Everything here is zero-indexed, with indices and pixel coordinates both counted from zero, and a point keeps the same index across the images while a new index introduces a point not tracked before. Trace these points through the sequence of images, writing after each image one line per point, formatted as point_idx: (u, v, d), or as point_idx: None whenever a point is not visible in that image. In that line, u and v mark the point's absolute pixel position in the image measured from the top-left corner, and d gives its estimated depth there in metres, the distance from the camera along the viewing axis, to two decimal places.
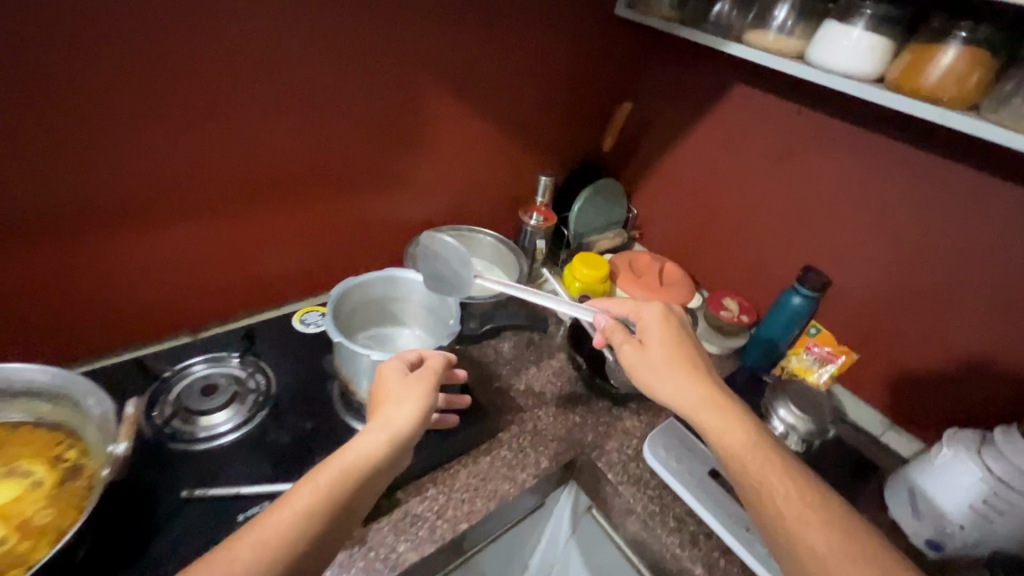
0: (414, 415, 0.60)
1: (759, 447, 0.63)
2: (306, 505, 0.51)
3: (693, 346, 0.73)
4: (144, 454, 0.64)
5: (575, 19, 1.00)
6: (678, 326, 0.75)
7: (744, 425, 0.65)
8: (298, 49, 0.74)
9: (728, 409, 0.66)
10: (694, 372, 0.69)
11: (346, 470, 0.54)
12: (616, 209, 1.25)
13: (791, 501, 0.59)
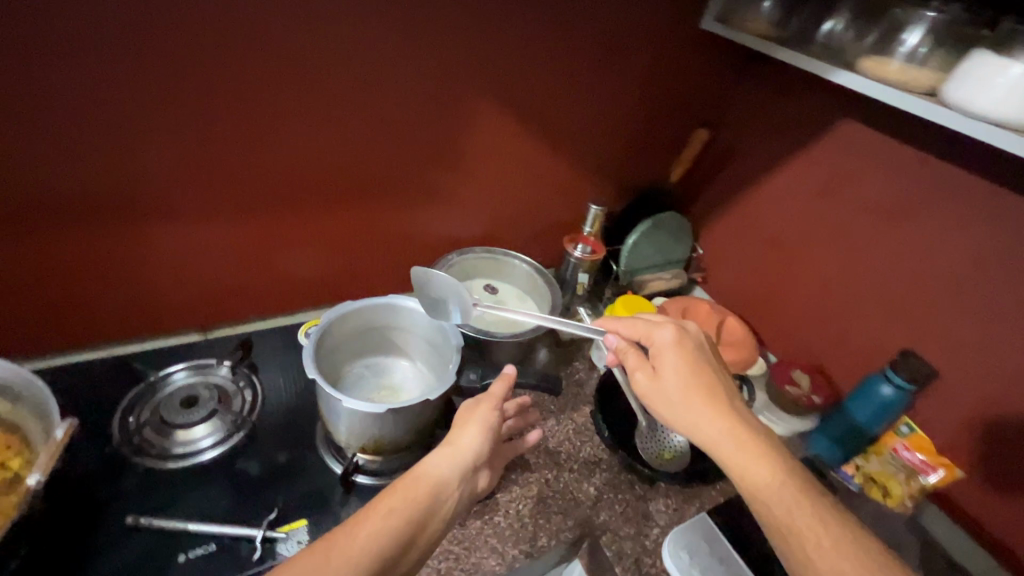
0: (484, 433, 0.61)
1: (793, 488, 0.51)
2: (392, 512, 0.51)
3: (715, 366, 0.60)
4: (107, 463, 0.60)
5: (653, 31, 0.86)
6: (697, 344, 0.62)
7: (778, 464, 0.53)
8: (329, 48, 0.67)
9: (758, 446, 0.53)
10: (715, 403, 0.56)
11: (425, 481, 0.55)
12: (677, 247, 1.10)
13: (831, 556, 0.47)
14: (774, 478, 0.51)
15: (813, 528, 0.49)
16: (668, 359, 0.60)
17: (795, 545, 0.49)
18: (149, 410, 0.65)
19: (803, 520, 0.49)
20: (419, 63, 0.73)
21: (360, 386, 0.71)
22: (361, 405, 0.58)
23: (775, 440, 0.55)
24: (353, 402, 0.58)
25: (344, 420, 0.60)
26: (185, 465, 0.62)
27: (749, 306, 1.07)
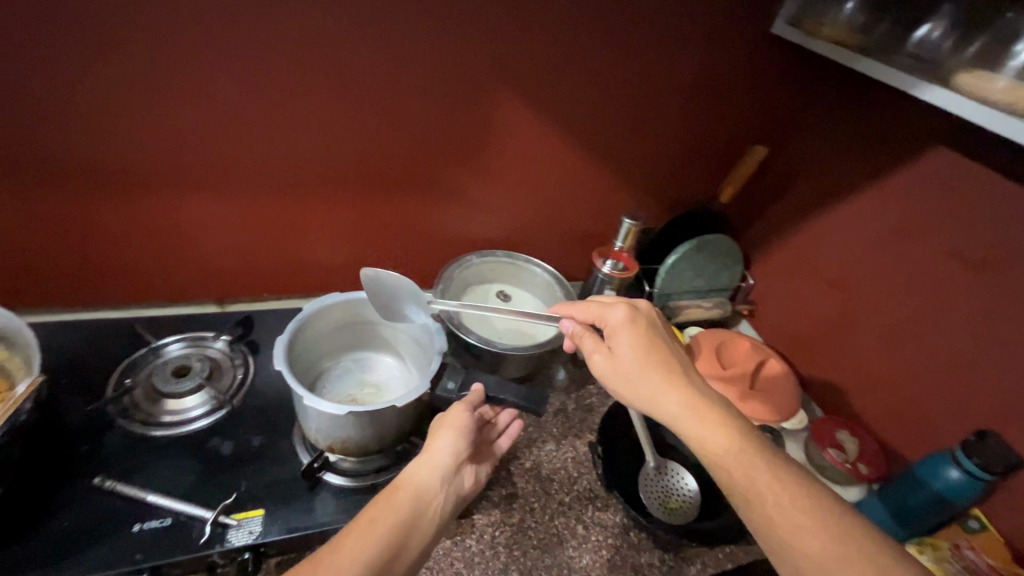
0: (465, 437, 0.58)
1: (749, 447, 0.47)
2: (374, 525, 0.48)
3: (667, 339, 0.56)
4: (93, 422, 0.62)
5: (715, 34, 0.77)
6: (651, 320, 0.58)
7: (733, 428, 0.48)
8: (351, 37, 0.64)
9: (711, 413, 0.49)
10: (667, 374, 0.52)
11: (404, 489, 0.52)
12: (722, 273, 1.00)
13: (794, 513, 0.43)
14: (729, 440, 0.47)
15: (771, 484, 0.44)
16: (623, 335, 0.55)
17: (757, 506, 0.44)
18: (144, 374, 0.67)
19: (761, 480, 0.45)
20: (446, 55, 0.68)
21: (339, 381, 0.72)
22: (325, 406, 0.55)
23: (730, 405, 0.51)
24: (315, 399, 0.56)
25: (309, 418, 0.58)
26: (165, 434, 0.62)
27: (798, 349, 0.94)
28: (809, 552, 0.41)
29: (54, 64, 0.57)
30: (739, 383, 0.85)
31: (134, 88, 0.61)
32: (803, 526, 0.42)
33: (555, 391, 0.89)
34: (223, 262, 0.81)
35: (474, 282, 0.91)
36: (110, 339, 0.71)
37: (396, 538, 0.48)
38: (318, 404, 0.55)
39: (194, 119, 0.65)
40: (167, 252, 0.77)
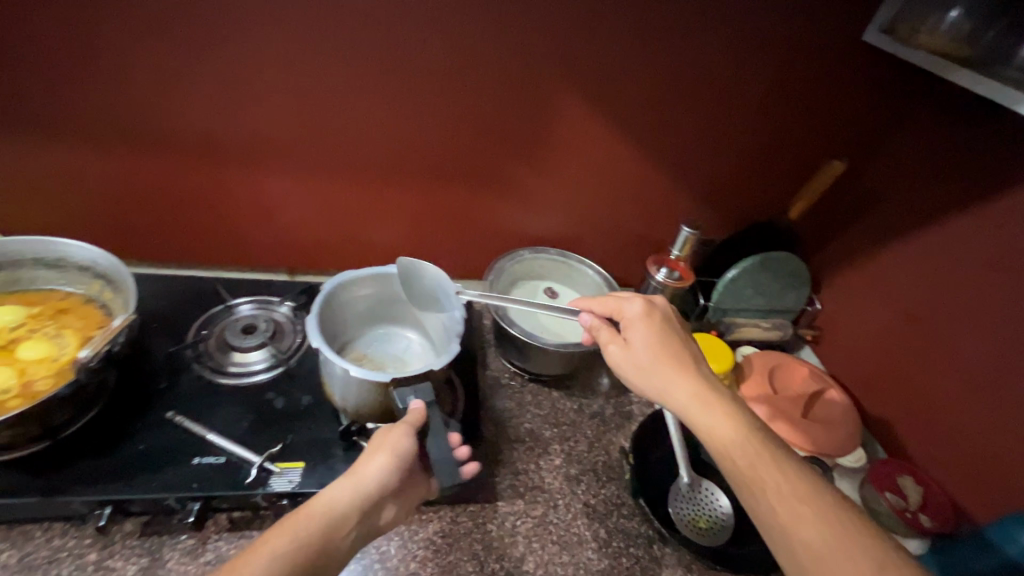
0: (396, 466, 0.51)
1: (754, 438, 0.48)
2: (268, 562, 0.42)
3: (681, 334, 0.58)
4: (173, 362, 0.70)
5: (800, 42, 0.73)
6: (665, 316, 0.60)
7: (739, 419, 0.49)
8: (430, 33, 0.68)
9: (718, 404, 0.50)
10: (677, 367, 0.54)
11: (316, 519, 0.46)
12: (786, 293, 0.95)
13: (796, 503, 0.44)
14: (735, 430, 0.48)
15: (774, 473, 0.45)
16: (637, 329, 0.58)
17: (760, 495, 0.45)
18: (218, 326, 0.75)
19: (763, 470, 0.46)
20: (512, 51, 0.70)
21: (374, 352, 0.76)
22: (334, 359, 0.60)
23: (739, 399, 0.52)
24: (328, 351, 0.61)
25: (342, 384, 0.63)
26: (229, 381, 0.69)
27: (866, 383, 0.87)
28: (808, 540, 0.42)
29: (179, 47, 0.66)
30: (791, 409, 0.80)
31: (232, 69, 0.68)
32: (804, 515, 0.43)
33: (594, 394, 0.88)
34: (297, 235, 0.88)
35: (525, 277, 0.92)
36: (195, 291, 0.79)
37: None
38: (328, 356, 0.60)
39: (286, 103, 0.72)
40: (251, 220, 0.85)
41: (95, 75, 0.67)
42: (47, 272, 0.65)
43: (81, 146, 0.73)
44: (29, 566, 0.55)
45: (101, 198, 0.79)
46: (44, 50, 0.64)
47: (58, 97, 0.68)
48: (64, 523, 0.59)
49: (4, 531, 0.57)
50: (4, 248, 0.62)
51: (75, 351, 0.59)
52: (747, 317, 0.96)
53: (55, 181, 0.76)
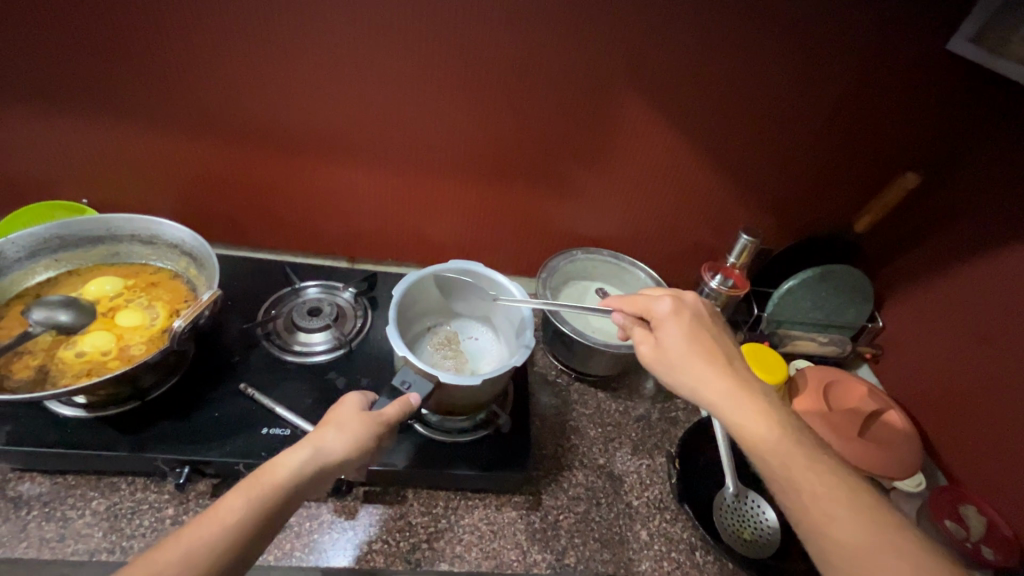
0: (356, 444, 0.52)
1: (782, 435, 0.47)
2: (221, 529, 0.43)
3: (712, 330, 0.56)
4: (245, 338, 0.74)
5: (879, 51, 0.71)
6: (697, 312, 0.57)
7: (771, 416, 0.48)
8: (501, 35, 0.69)
9: (750, 404, 0.49)
10: (709, 368, 0.52)
11: (269, 489, 0.47)
12: (846, 309, 0.92)
13: (822, 500, 0.44)
14: (766, 427, 0.48)
15: (804, 468, 0.46)
16: (669, 329, 0.55)
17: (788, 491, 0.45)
18: (286, 307, 0.79)
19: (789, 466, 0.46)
20: (579, 51, 0.71)
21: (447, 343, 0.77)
22: (395, 341, 0.62)
23: (769, 391, 0.51)
24: (393, 331, 0.63)
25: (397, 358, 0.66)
26: (295, 359, 0.73)
27: (930, 406, 0.84)
28: (836, 534, 0.43)
29: (268, 45, 0.70)
30: (847, 426, 0.77)
31: (313, 62, 0.72)
32: (830, 507, 0.44)
33: (641, 397, 0.88)
34: (360, 224, 0.92)
35: (577, 276, 0.93)
36: (266, 272, 0.84)
37: (253, 539, 0.45)
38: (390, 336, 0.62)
39: (361, 100, 0.76)
40: (319, 208, 0.89)
41: (191, 66, 0.72)
42: (141, 247, 0.70)
43: (173, 131, 0.79)
44: (115, 515, 0.61)
45: (186, 181, 0.85)
46: (150, 45, 0.70)
47: (156, 86, 0.74)
48: (145, 479, 0.64)
49: (95, 480, 0.63)
50: (106, 223, 0.68)
51: (165, 322, 0.65)
52: (803, 330, 0.94)
53: (148, 163, 0.83)
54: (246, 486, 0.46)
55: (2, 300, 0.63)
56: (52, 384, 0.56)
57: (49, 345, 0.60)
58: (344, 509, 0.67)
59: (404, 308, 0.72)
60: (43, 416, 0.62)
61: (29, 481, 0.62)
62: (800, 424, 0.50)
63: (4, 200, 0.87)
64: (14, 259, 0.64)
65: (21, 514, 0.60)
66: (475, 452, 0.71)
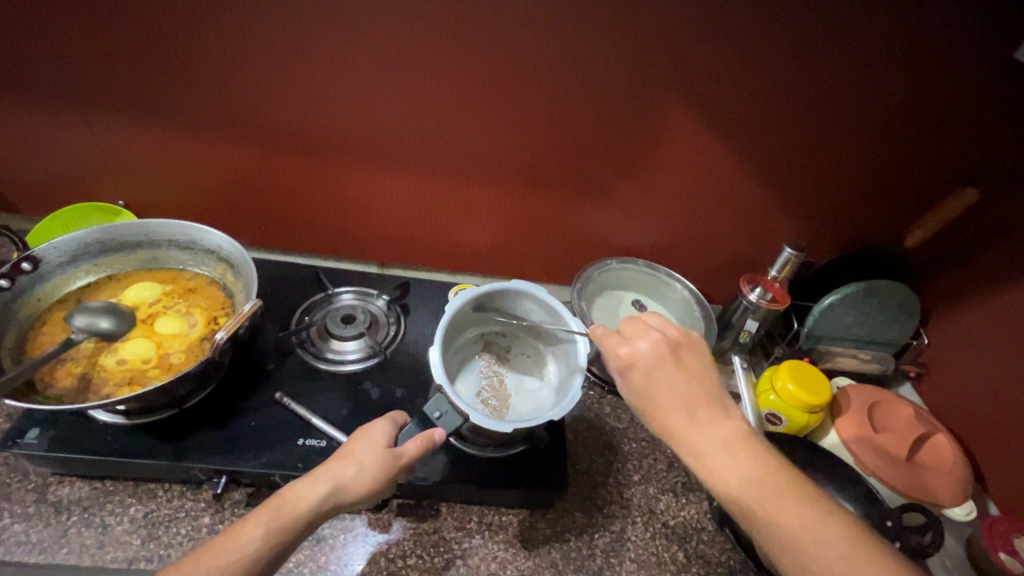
0: (373, 483, 0.52)
1: (759, 492, 0.44)
2: (238, 557, 0.46)
3: (673, 375, 0.49)
4: (280, 345, 0.74)
5: (942, 60, 0.67)
6: (652, 359, 0.50)
7: (742, 474, 0.45)
8: (544, 40, 0.67)
9: (715, 465, 0.45)
10: (667, 427, 0.47)
11: (285, 519, 0.49)
12: (891, 325, 0.88)
13: (808, 558, 0.42)
14: (733, 486, 0.45)
15: (789, 522, 0.43)
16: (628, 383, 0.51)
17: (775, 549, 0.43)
18: (320, 314, 0.78)
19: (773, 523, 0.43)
20: (624, 58, 0.69)
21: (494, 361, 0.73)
22: (437, 367, 0.60)
23: (737, 437, 0.47)
24: (438, 355, 0.61)
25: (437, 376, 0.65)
26: (328, 367, 0.73)
27: (978, 430, 0.80)
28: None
29: (306, 48, 0.69)
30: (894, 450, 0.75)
31: (352, 66, 0.70)
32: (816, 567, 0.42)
33: None
34: (392, 227, 0.91)
35: (610, 286, 0.91)
36: (300, 276, 0.83)
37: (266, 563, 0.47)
38: (431, 359, 0.60)
39: (398, 105, 0.74)
40: (352, 212, 0.89)
41: (229, 70, 0.71)
42: (179, 253, 0.70)
43: (210, 135, 0.79)
44: (153, 522, 0.61)
45: (221, 184, 0.85)
46: (190, 48, 0.69)
47: (195, 89, 0.74)
48: (181, 485, 0.64)
49: (133, 487, 0.63)
50: (145, 229, 0.67)
51: (204, 330, 0.65)
52: (844, 347, 0.90)
53: (184, 166, 0.83)
54: (264, 514, 0.48)
55: (44, 304, 0.64)
56: (95, 394, 0.57)
57: (91, 352, 0.61)
58: (378, 522, 0.66)
59: (460, 318, 0.70)
60: (82, 421, 0.62)
61: (68, 486, 0.62)
62: (767, 460, 0.46)
63: (44, 200, 0.88)
64: (56, 264, 0.63)
65: (62, 519, 0.60)
66: (509, 467, 0.69)
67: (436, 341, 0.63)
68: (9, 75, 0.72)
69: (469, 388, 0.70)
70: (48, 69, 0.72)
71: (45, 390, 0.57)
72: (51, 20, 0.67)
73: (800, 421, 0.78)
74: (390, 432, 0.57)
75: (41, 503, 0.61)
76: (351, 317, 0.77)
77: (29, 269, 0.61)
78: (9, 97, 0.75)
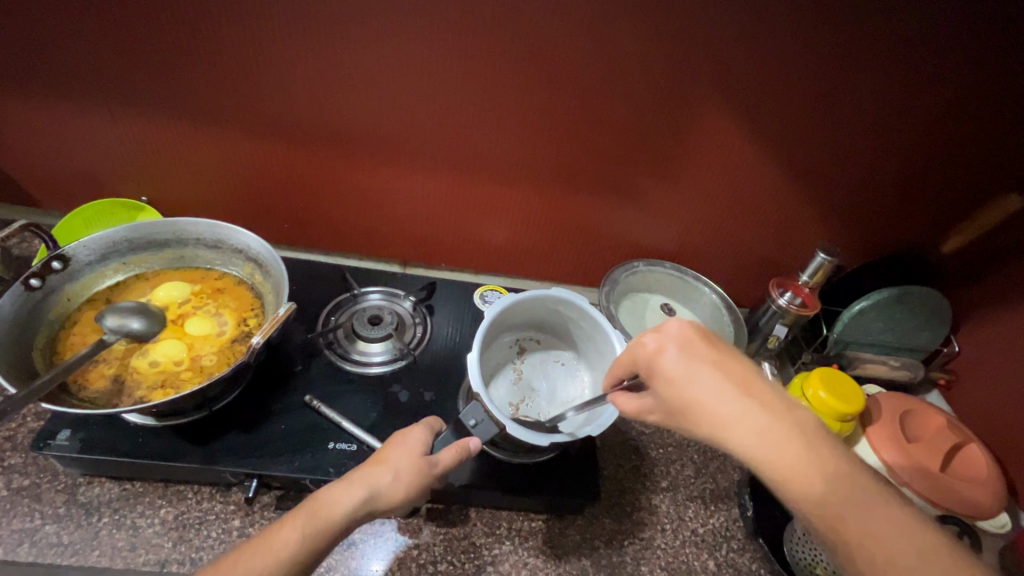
0: (409, 491, 0.50)
1: (835, 476, 0.39)
2: (274, 561, 0.43)
3: (709, 359, 0.43)
4: (306, 347, 0.73)
5: (993, 63, 0.65)
6: (683, 342, 0.45)
7: (811, 455, 0.39)
8: (581, 39, 0.65)
9: (786, 460, 0.39)
10: (717, 417, 0.41)
11: (324, 522, 0.46)
12: (922, 333, 0.87)
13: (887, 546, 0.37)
14: (804, 476, 0.38)
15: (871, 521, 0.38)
16: (664, 375, 0.44)
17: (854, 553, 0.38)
18: (346, 315, 0.77)
19: (852, 522, 0.38)
20: (664, 57, 0.67)
21: (526, 368, 0.73)
22: (474, 373, 0.60)
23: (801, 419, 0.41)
24: (475, 361, 0.61)
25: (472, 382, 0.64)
26: (355, 369, 0.72)
27: (1011, 441, 0.79)
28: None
29: (337, 45, 0.67)
30: (927, 460, 0.74)
31: (383, 63, 0.69)
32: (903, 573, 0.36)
33: None
34: (416, 226, 0.90)
35: (637, 288, 0.90)
36: (325, 275, 0.82)
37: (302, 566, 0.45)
38: (469, 364, 0.60)
39: (428, 103, 0.73)
40: (376, 210, 0.88)
41: (257, 65, 0.70)
42: (207, 252, 0.69)
43: (235, 131, 0.78)
44: (184, 525, 0.60)
45: (245, 180, 0.84)
46: (219, 44, 0.68)
47: (221, 85, 0.72)
48: (211, 488, 0.64)
49: (162, 488, 0.63)
50: (173, 228, 0.66)
51: (235, 332, 0.65)
52: (874, 353, 0.89)
53: (208, 161, 0.82)
54: (301, 515, 0.46)
55: (74, 304, 0.63)
56: (129, 396, 0.57)
57: (123, 353, 0.61)
58: (408, 527, 0.65)
59: (495, 323, 0.70)
60: (114, 422, 0.62)
61: (98, 486, 0.62)
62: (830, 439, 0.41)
63: (67, 195, 0.87)
64: (85, 263, 0.63)
65: (92, 521, 0.59)
66: (539, 472, 0.68)
67: (474, 346, 0.62)
68: (34, 68, 0.71)
69: (507, 394, 0.70)
70: (73, 63, 0.70)
71: (78, 392, 0.57)
72: (77, 11, 0.65)
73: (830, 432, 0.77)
74: (426, 438, 0.55)
75: (71, 504, 0.60)
76: (376, 316, 0.76)
77: (59, 268, 0.60)
78: (32, 90, 0.73)
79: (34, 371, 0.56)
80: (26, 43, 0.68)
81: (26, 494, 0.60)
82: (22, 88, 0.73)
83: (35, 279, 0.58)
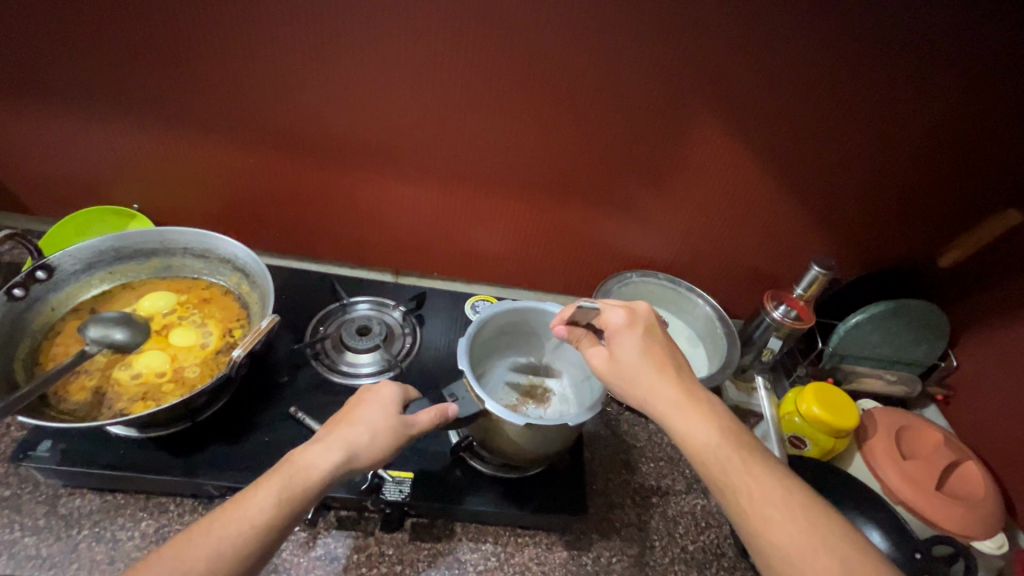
0: (387, 450, 0.50)
1: (734, 442, 0.44)
2: (250, 529, 0.41)
3: (661, 341, 0.51)
4: (293, 357, 0.72)
5: (989, 73, 0.64)
6: (646, 327, 0.52)
7: (717, 430, 0.44)
8: (571, 49, 0.65)
9: (697, 419, 0.45)
10: (651, 383, 0.47)
11: (302, 485, 0.44)
12: (919, 346, 0.86)
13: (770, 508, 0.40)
14: (713, 437, 0.44)
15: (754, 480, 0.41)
16: (623, 342, 0.51)
17: (741, 499, 0.41)
18: (334, 325, 0.76)
19: (737, 477, 0.42)
20: (655, 66, 0.66)
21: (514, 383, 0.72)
22: (462, 353, 0.61)
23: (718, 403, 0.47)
24: (466, 344, 0.63)
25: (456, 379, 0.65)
26: (342, 380, 0.71)
27: (1011, 460, 0.77)
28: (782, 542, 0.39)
29: (326, 54, 0.67)
30: (922, 477, 0.72)
31: (372, 70, 0.68)
32: (779, 523, 0.39)
33: None
34: (409, 233, 0.89)
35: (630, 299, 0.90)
36: (315, 284, 0.82)
37: (279, 531, 0.43)
38: (460, 345, 0.61)
39: (417, 112, 0.72)
40: (368, 218, 0.87)
41: (246, 71, 0.69)
42: (194, 261, 0.69)
43: (224, 139, 0.77)
44: (164, 538, 0.60)
45: (235, 188, 0.84)
46: (208, 53, 0.68)
47: (209, 91, 0.72)
48: (193, 500, 0.63)
49: (143, 500, 0.62)
50: (160, 237, 0.66)
51: (219, 343, 0.64)
52: (870, 367, 0.88)
53: (198, 169, 0.81)
54: (279, 478, 0.44)
55: (59, 314, 0.63)
56: (109, 409, 0.57)
57: (105, 364, 0.60)
58: (392, 540, 0.65)
59: (497, 330, 0.70)
60: (96, 434, 0.61)
61: (79, 498, 0.61)
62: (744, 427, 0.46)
63: (58, 202, 0.87)
64: (70, 272, 0.63)
65: (72, 533, 0.59)
66: (526, 488, 0.67)
67: (467, 335, 0.64)
68: (26, 76, 0.71)
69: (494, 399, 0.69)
70: (62, 72, 0.70)
71: (58, 403, 0.57)
72: (66, 17, 0.65)
73: (827, 446, 0.76)
74: (401, 396, 0.54)
75: (52, 516, 0.60)
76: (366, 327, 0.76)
77: (44, 278, 0.60)
78: (24, 97, 0.73)
79: (15, 382, 0.56)
80: (15, 47, 0.68)
81: (6, 505, 0.60)
82: (13, 94, 0.73)
83: (19, 288, 0.58)
